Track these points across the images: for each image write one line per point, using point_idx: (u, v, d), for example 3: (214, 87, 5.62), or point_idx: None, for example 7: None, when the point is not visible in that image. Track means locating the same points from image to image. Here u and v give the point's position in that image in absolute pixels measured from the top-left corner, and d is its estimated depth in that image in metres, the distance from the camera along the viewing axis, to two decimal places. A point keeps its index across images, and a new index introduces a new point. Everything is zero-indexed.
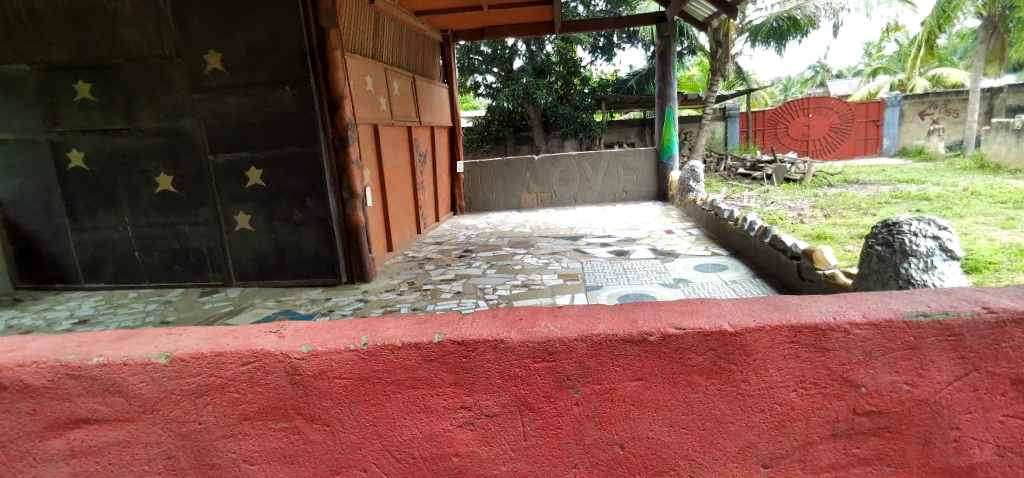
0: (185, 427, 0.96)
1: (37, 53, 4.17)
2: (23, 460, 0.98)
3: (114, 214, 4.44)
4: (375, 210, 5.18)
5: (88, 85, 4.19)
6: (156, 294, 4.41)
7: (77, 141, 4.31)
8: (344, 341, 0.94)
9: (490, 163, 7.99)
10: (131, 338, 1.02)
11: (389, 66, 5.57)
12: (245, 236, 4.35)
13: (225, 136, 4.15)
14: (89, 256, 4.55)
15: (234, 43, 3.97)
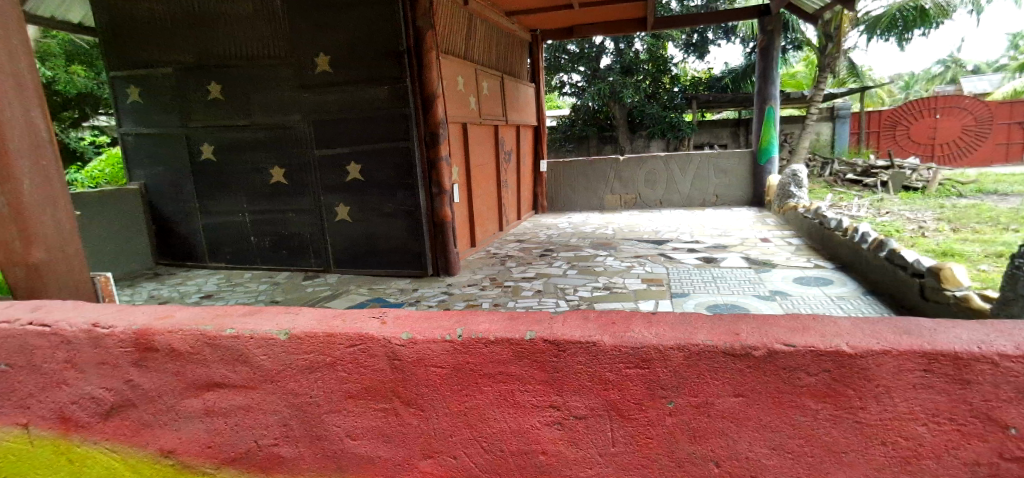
0: (298, 399, 1.05)
1: (177, 58, 4.73)
2: (167, 413, 1.12)
3: (234, 201, 4.95)
4: (461, 206, 5.35)
5: (218, 86, 4.69)
6: (267, 275, 4.87)
7: (206, 136, 4.84)
8: (440, 332, 0.98)
9: (573, 163, 7.94)
10: (254, 314, 1.13)
11: (479, 66, 5.72)
12: (343, 226, 4.66)
13: (329, 133, 4.47)
14: (213, 238, 5.11)
15: (340, 46, 4.26)
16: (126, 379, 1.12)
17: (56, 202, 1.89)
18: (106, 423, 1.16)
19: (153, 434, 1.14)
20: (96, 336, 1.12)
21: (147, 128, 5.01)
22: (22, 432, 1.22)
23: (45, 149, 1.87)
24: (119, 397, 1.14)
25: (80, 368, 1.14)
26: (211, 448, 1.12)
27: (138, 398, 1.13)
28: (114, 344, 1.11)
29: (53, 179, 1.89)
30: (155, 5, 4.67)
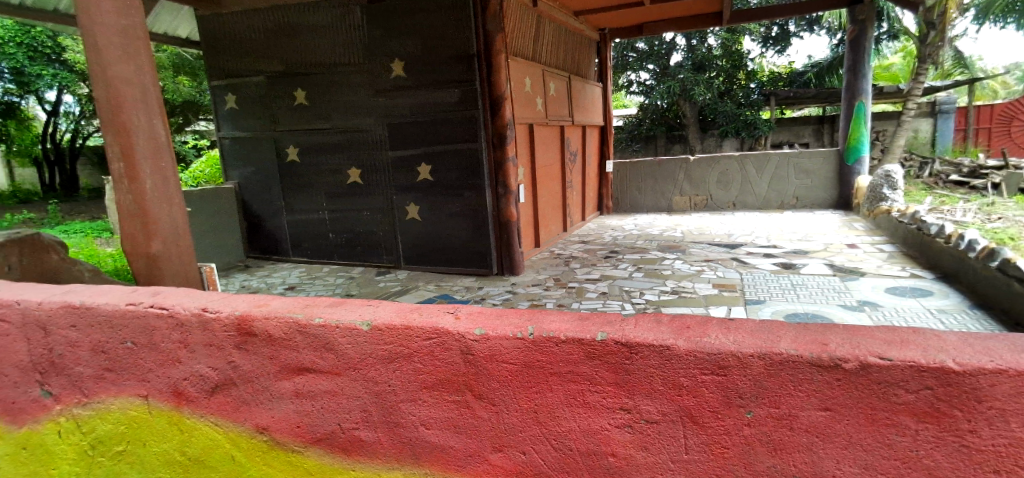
0: (378, 387, 1.11)
1: (268, 67, 5.11)
2: (262, 393, 1.22)
3: (315, 200, 5.27)
4: (526, 206, 5.39)
5: (303, 92, 5.02)
6: (343, 270, 5.15)
7: (292, 139, 5.19)
8: (512, 329, 1.00)
9: (641, 163, 7.76)
10: (339, 306, 1.21)
11: (547, 68, 5.74)
12: (413, 225, 4.84)
13: (402, 135, 4.66)
14: (296, 234, 5.47)
15: (414, 51, 4.43)
16: (228, 360, 1.24)
17: (171, 200, 2.10)
18: (211, 399, 1.28)
19: (250, 412, 1.25)
20: (205, 320, 1.24)
21: (241, 132, 5.44)
22: (142, 403, 1.38)
23: (164, 153, 2.07)
24: (222, 376, 1.26)
25: (192, 348, 1.27)
26: (299, 428, 1.21)
27: (238, 378, 1.24)
28: (219, 328, 1.23)
29: (169, 180, 2.09)
30: (250, 20, 5.07)
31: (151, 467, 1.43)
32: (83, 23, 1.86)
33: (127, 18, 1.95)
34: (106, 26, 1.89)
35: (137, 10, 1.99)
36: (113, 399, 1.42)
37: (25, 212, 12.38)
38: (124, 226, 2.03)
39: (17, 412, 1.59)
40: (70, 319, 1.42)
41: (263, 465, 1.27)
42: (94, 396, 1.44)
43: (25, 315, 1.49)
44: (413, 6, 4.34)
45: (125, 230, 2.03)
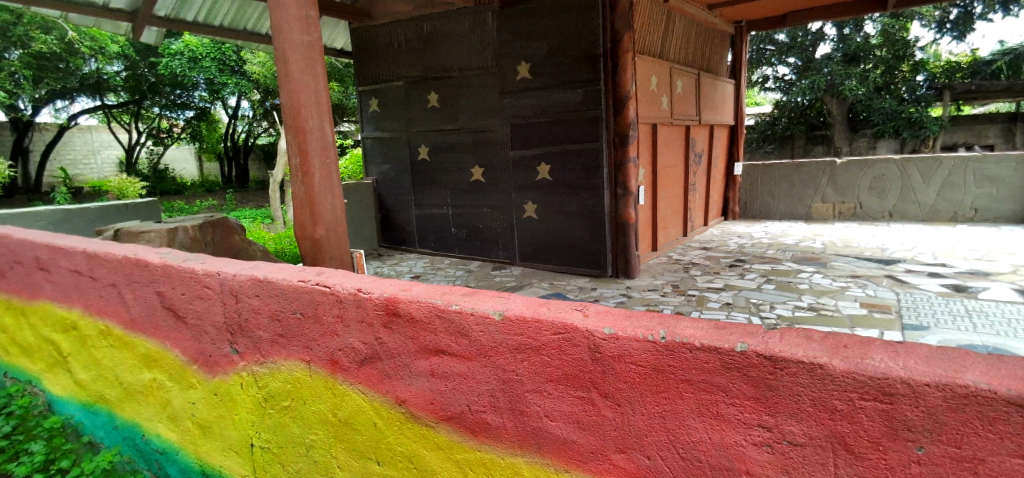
0: (506, 375, 1.16)
1: (407, 73, 5.55)
2: (402, 368, 1.36)
3: (440, 196, 5.61)
4: (645, 209, 5.23)
5: (436, 95, 5.37)
6: (462, 263, 5.43)
7: (423, 139, 5.58)
8: (642, 332, 0.98)
9: (776, 165, 7.14)
10: (473, 295, 1.29)
11: (675, 65, 5.50)
12: (530, 223, 4.93)
13: (524, 135, 4.78)
14: (422, 227, 5.87)
15: (540, 53, 4.52)
16: (376, 337, 1.39)
17: (334, 193, 2.36)
18: (360, 369, 1.46)
19: (392, 385, 1.40)
20: (359, 298, 1.41)
21: (380, 133, 5.97)
22: (306, 366, 1.62)
23: (330, 151, 2.34)
24: (370, 350, 1.42)
25: (346, 323, 1.46)
26: (433, 405, 1.32)
27: (384, 354, 1.39)
28: (371, 307, 1.38)
29: (333, 174, 2.35)
30: (394, 30, 5.55)
31: (309, 422, 1.69)
32: (276, 40, 2.18)
33: (309, 34, 2.23)
34: (293, 42, 2.19)
35: (318, 26, 2.26)
36: (283, 361, 1.69)
37: (210, 200, 14.83)
38: (297, 214, 2.35)
39: (214, 364, 1.97)
40: (254, 289, 1.71)
41: (400, 433, 1.41)
42: (269, 357, 1.73)
43: (222, 284, 1.82)
44: (542, 9, 4.43)
45: (297, 218, 2.34)
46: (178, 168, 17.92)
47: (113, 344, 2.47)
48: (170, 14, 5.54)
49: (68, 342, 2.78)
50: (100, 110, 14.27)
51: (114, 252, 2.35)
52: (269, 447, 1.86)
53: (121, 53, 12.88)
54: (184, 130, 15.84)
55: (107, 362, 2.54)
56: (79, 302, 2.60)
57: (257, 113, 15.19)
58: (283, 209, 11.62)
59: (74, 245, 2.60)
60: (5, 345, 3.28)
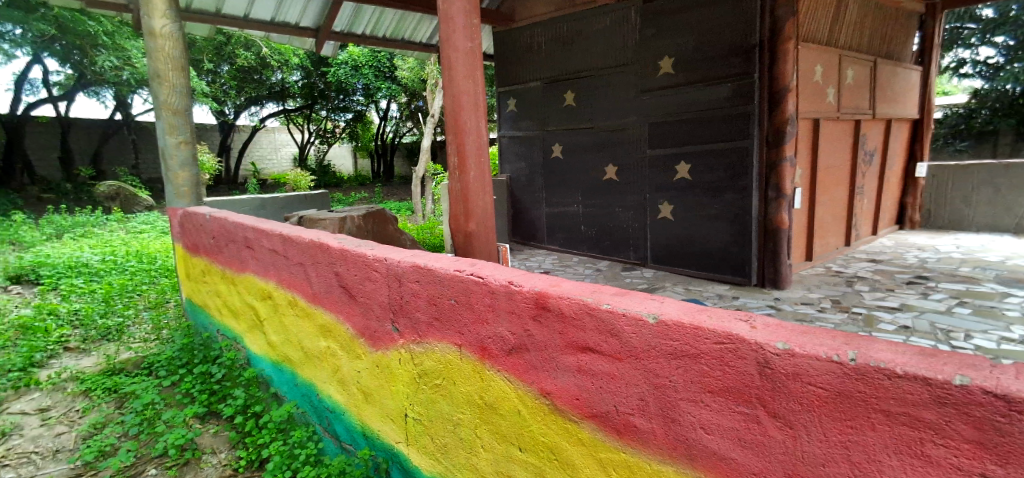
0: (658, 380, 1.13)
1: (544, 73, 5.65)
2: (550, 362, 1.40)
3: (572, 194, 5.61)
4: (801, 213, 4.70)
5: (573, 94, 5.39)
6: (591, 261, 5.38)
7: (558, 137, 5.63)
8: (825, 351, 0.89)
9: (975, 166, 5.98)
10: (624, 295, 1.28)
11: (845, 52, 4.86)
12: (666, 224, 4.73)
13: (664, 132, 4.58)
14: (552, 224, 5.93)
15: (685, 47, 4.31)
16: (525, 328, 1.46)
17: (485, 188, 2.49)
18: (508, 357, 1.55)
19: (538, 377, 1.45)
20: (511, 290, 1.49)
21: (516, 132, 6.15)
22: (457, 350, 1.77)
23: (484, 149, 2.46)
24: (519, 340, 1.50)
25: (498, 312, 1.55)
26: (579, 401, 1.34)
27: (531, 346, 1.46)
28: (521, 300, 1.45)
29: (485, 171, 2.47)
30: (535, 31, 5.67)
31: (458, 402, 1.84)
32: (444, 48, 2.36)
33: (472, 40, 2.38)
34: (458, 49, 2.35)
35: (481, 33, 2.40)
36: (438, 343, 1.87)
37: (363, 193, 16.58)
38: (452, 207, 2.52)
39: (378, 339, 2.23)
40: (415, 275, 1.90)
41: (543, 423, 1.47)
42: (425, 337, 1.93)
43: (388, 269, 2.04)
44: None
45: (452, 212, 2.52)
46: (342, 167, 20.20)
47: (298, 314, 2.90)
48: (344, 29, 6.33)
49: (265, 308, 3.31)
50: (282, 114, 16.72)
51: (302, 236, 2.75)
52: (421, 419, 2.06)
53: (301, 64, 14.99)
54: (345, 130, 17.92)
55: (293, 329, 2.99)
56: (274, 277, 3.09)
57: (405, 114, 16.62)
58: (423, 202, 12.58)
59: (273, 227, 3.10)
60: (219, 307, 4.02)
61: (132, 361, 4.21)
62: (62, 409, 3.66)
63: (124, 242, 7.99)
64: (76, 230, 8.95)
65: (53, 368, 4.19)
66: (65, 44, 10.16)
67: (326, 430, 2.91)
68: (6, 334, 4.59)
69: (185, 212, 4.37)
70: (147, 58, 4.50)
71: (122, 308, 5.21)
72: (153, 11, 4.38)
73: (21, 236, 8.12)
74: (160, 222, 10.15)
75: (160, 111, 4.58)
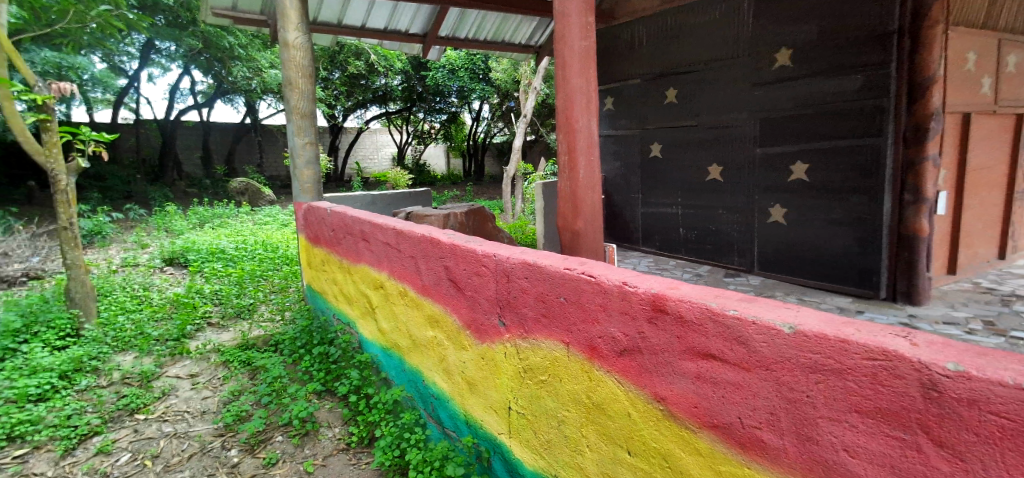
0: (792, 394, 1.06)
1: (645, 70, 5.44)
2: (666, 366, 1.36)
3: (671, 195, 5.36)
4: (944, 220, 4.13)
5: (675, 90, 5.15)
6: (690, 266, 5.12)
7: (657, 136, 5.40)
8: (1011, 377, 0.78)
9: None
10: (751, 301, 1.22)
11: (1008, 35, 4.20)
12: (777, 229, 4.39)
13: (779, 130, 4.25)
14: (648, 226, 5.70)
15: (807, 37, 3.97)
16: (639, 330, 1.44)
17: (595, 187, 2.47)
18: (619, 358, 1.54)
19: (652, 380, 1.43)
20: (625, 291, 1.47)
21: (612, 131, 5.98)
22: (565, 348, 1.78)
23: (595, 148, 2.45)
24: (632, 342, 1.48)
25: (610, 312, 1.55)
26: (697, 409, 1.29)
27: (646, 348, 1.43)
28: (636, 302, 1.43)
29: (595, 169, 2.46)
30: (635, 27, 5.49)
31: (563, 399, 1.85)
32: (558, 47, 2.39)
33: (587, 39, 2.38)
34: (572, 48, 2.36)
35: (595, 31, 2.39)
36: (545, 340, 1.89)
37: (456, 191, 17.19)
38: (560, 205, 2.53)
39: (484, 332, 2.31)
40: (524, 272, 1.94)
41: (656, 429, 1.44)
42: (532, 334, 1.96)
43: (497, 265, 2.10)
44: None
45: (561, 209, 2.53)
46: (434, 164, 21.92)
47: (408, 303, 3.09)
48: (449, 33, 6.60)
49: (377, 297, 3.56)
50: (384, 116, 17.78)
51: (415, 231, 2.92)
52: (524, 413, 2.10)
53: (403, 69, 15.86)
54: (438, 131, 19.24)
55: (403, 317, 3.19)
56: (387, 268, 3.31)
57: (498, 115, 17.00)
58: (512, 202, 12.78)
59: (388, 222, 3.32)
60: (335, 293, 4.39)
61: (261, 338, 4.74)
62: (207, 376, 4.21)
63: (251, 232, 8.97)
64: (213, 220, 10.22)
65: (200, 340, 4.83)
66: (209, 57, 11.61)
67: (430, 416, 3.06)
68: (165, 308, 5.36)
69: (309, 206, 4.81)
70: (282, 67, 5.01)
71: (252, 291, 5.86)
72: (288, 25, 4.87)
73: (172, 225, 9.42)
74: (279, 215, 11.25)
75: (291, 115, 5.09)
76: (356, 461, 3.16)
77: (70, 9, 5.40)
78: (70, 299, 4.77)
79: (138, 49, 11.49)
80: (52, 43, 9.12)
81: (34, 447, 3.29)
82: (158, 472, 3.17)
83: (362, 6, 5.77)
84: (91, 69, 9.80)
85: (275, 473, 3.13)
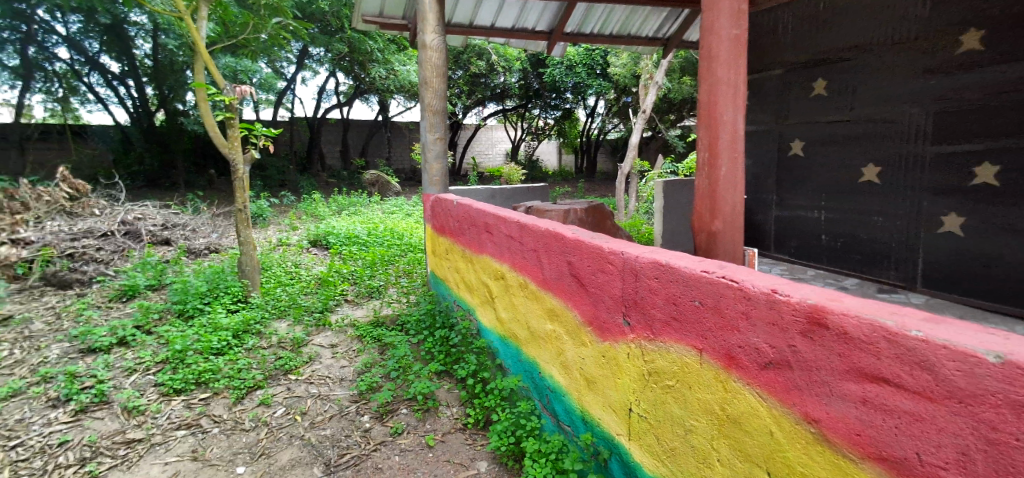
0: (993, 434, 0.96)
1: (786, 59, 4.83)
2: (823, 386, 1.26)
3: (813, 198, 4.76)
4: None
5: (824, 82, 4.50)
6: (832, 277, 4.53)
7: (799, 132, 4.79)
8: None
9: None
10: (938, 323, 1.10)
11: None
12: (949, 241, 3.69)
13: (959, 125, 3.57)
14: (782, 231, 5.15)
15: (1005, 14, 3.30)
16: (790, 344, 1.33)
17: (738, 187, 2.32)
18: (762, 372, 1.43)
19: (803, 400, 1.32)
20: (774, 300, 1.36)
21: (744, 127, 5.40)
22: (697, 356, 1.70)
23: (741, 144, 2.30)
24: (780, 355, 1.37)
25: (753, 321, 1.44)
26: (860, 437, 1.20)
27: (797, 363, 1.33)
28: (789, 312, 1.32)
29: (739, 167, 2.31)
30: (775, 14, 4.90)
31: (693, 407, 1.77)
32: (705, 36, 2.27)
33: (738, 26, 2.23)
34: (722, 37, 2.23)
35: (748, 18, 2.24)
36: (674, 344, 1.82)
37: (569, 188, 17.22)
38: (696, 204, 2.41)
39: (607, 331, 2.28)
40: (655, 271, 1.87)
41: (804, 452, 1.34)
42: (659, 336, 1.90)
43: (625, 263, 2.06)
44: None
45: (697, 209, 2.41)
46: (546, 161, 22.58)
47: (528, 296, 3.15)
48: (575, 29, 6.60)
49: (498, 287, 3.69)
50: (502, 113, 18.50)
51: (539, 225, 2.96)
52: (646, 417, 2.04)
53: (521, 68, 16.22)
54: (553, 128, 19.45)
55: (522, 309, 3.26)
56: (509, 260, 3.41)
57: (615, 111, 16.69)
58: (625, 199, 12.51)
59: (511, 215, 3.40)
60: (457, 281, 4.63)
61: (391, 317, 5.16)
62: (345, 347, 4.69)
63: (382, 220, 9.77)
64: (349, 208, 11.34)
65: (340, 314, 5.42)
66: (351, 61, 12.82)
67: (545, 407, 3.10)
68: (313, 284, 6.08)
69: (436, 198, 5.12)
70: (419, 67, 5.37)
71: (383, 274, 6.42)
72: (427, 27, 5.19)
73: (318, 211, 10.61)
74: (405, 205, 12.11)
75: (425, 112, 5.45)
76: (472, 442, 3.31)
77: (249, 23, 6.28)
78: (242, 271, 5.56)
79: (296, 56, 13.20)
80: (234, 52, 10.72)
81: (214, 392, 3.92)
82: (307, 426, 3.61)
83: (492, 7, 5.96)
84: (260, 74, 11.36)
85: (401, 441, 3.40)
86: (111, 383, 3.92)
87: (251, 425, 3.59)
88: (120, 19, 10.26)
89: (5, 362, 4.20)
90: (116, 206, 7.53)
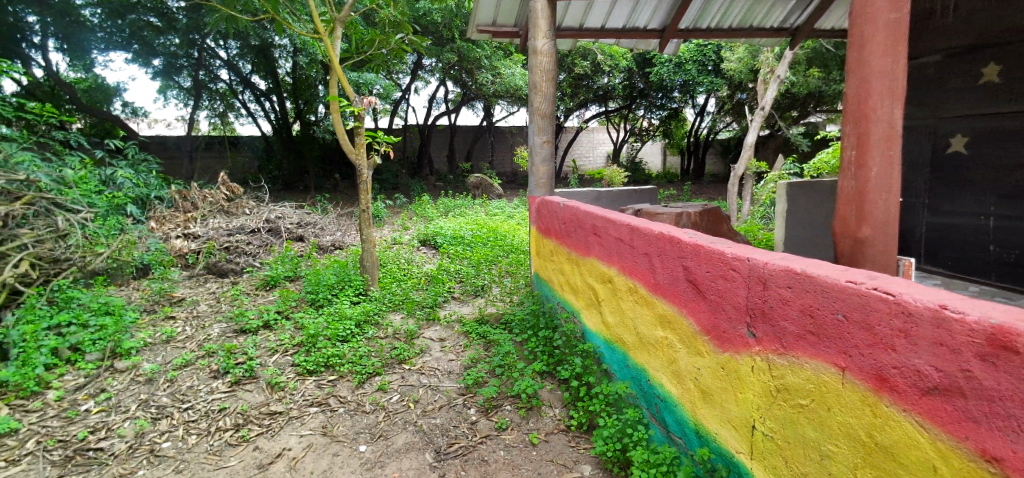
0: None
1: (945, 42, 4.06)
2: (1009, 421, 1.11)
3: (979, 202, 3.90)
4: None
5: (995, 67, 3.73)
6: (1001, 296, 3.67)
7: (959, 126, 4.03)
8: None
9: None
10: None
11: None
12: None
13: None
14: (935, 240, 4.28)
15: None
16: (963, 368, 1.18)
17: (892, 189, 2.06)
18: (923, 398, 1.27)
19: (981, 433, 1.16)
20: (943, 318, 1.20)
21: None
22: (838, 374, 1.54)
23: (896, 140, 2.04)
24: (948, 380, 1.22)
25: (913, 340, 1.28)
26: None
27: (972, 393, 1.17)
28: (963, 333, 1.17)
29: (894, 167, 2.05)
30: None
31: (831, 431, 1.61)
32: (857, 22, 2.05)
33: (898, 10, 1.99)
34: (876, 23, 2.01)
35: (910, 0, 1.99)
36: (808, 360, 1.67)
37: (675, 191, 16.48)
38: (838, 208, 2.19)
39: (726, 341, 2.15)
40: (787, 280, 1.72)
41: None
42: (790, 350, 1.75)
43: (751, 270, 1.92)
44: None
45: (839, 212, 2.18)
46: (650, 163, 21.86)
47: (638, 301, 3.05)
48: (689, 25, 6.29)
49: (605, 290, 3.62)
50: (603, 115, 18.37)
51: (651, 228, 2.85)
52: (772, 436, 1.89)
53: (627, 68, 15.83)
54: (658, 129, 18.77)
55: (631, 314, 3.17)
56: (618, 263, 3.34)
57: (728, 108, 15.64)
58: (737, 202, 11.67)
59: (620, 217, 3.32)
60: (562, 283, 4.62)
61: (495, 315, 5.29)
62: (453, 342, 4.91)
63: (486, 222, 10.04)
64: (455, 209, 11.82)
65: (448, 310, 5.68)
66: (459, 69, 13.37)
67: (653, 416, 2.98)
68: (423, 281, 6.43)
69: (542, 201, 5.17)
70: (530, 72, 5.46)
71: (489, 273, 6.61)
72: (538, 33, 5.25)
73: (426, 212, 11.20)
74: (507, 207, 12.36)
75: (533, 116, 5.52)
76: (576, 445, 3.29)
77: (376, 40, 6.81)
78: (364, 266, 6.05)
79: (411, 68, 14.12)
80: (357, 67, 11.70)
81: (340, 375, 4.31)
82: (420, 413, 3.83)
83: (604, 8, 5.89)
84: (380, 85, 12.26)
85: (505, 437, 3.47)
86: (258, 360, 4.47)
87: (371, 408, 3.89)
88: (267, 43, 11.60)
89: (179, 337, 4.93)
90: (261, 206, 8.46)
